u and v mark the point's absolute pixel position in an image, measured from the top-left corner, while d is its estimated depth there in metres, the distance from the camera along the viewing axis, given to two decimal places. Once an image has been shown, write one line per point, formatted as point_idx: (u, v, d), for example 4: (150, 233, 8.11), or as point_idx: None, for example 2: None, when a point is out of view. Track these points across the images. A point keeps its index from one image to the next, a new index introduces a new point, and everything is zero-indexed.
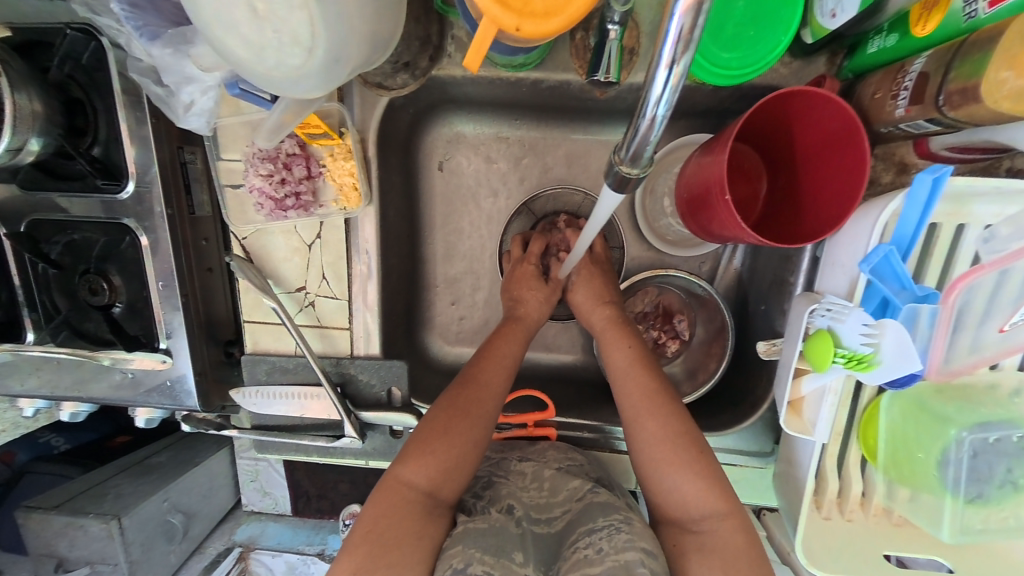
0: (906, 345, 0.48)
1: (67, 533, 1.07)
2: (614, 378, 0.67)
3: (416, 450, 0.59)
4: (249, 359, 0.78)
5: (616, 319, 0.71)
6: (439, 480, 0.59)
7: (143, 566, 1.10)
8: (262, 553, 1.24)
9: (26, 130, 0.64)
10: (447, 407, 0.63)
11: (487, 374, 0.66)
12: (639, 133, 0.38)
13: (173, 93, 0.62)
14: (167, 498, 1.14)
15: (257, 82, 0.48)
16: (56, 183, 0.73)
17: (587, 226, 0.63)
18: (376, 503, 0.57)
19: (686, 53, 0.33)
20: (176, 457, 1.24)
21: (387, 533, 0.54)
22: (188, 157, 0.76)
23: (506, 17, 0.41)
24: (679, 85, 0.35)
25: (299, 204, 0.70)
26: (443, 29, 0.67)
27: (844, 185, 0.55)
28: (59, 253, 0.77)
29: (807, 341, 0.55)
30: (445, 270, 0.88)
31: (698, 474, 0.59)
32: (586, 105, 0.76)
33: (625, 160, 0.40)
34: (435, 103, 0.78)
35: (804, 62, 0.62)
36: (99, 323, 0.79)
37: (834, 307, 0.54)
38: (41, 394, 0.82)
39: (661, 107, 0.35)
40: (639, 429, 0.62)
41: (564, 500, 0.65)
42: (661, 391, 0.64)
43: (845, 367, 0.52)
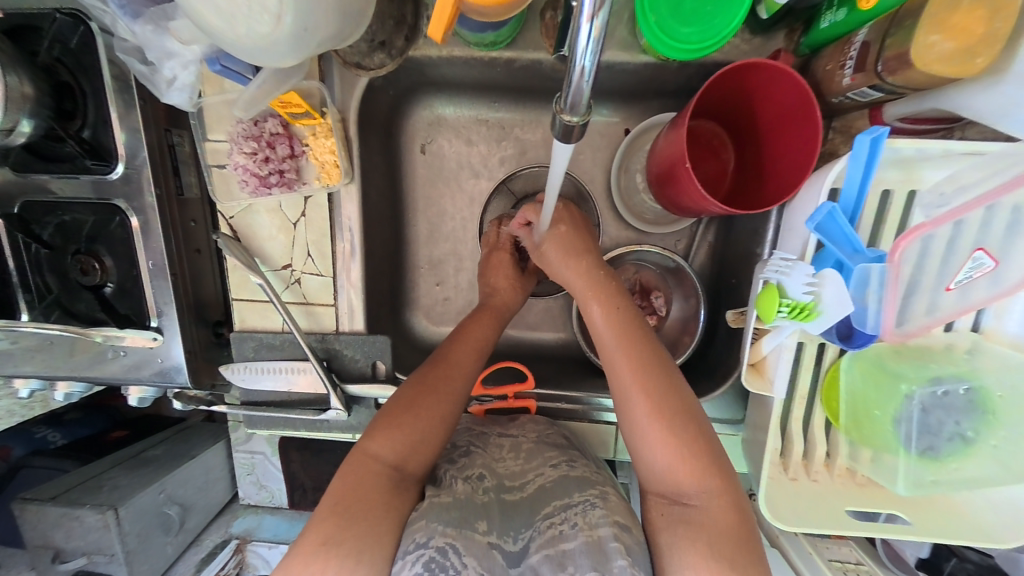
0: (844, 296, 0.51)
1: (62, 524, 1.09)
2: (603, 350, 0.62)
3: (384, 423, 0.57)
4: (237, 336, 0.80)
5: (593, 270, 0.67)
6: (407, 453, 0.56)
7: (139, 556, 1.12)
8: (257, 544, 1.26)
9: (16, 111, 0.67)
10: (415, 383, 0.61)
11: (459, 351, 0.65)
12: (574, 84, 0.40)
13: (156, 71, 0.65)
14: (163, 489, 1.16)
15: (230, 50, 0.51)
16: (46, 164, 0.76)
17: (548, 189, 0.61)
18: (344, 476, 0.54)
19: (603, 5, 0.35)
20: (171, 449, 1.26)
21: (356, 503, 0.51)
22: (175, 140, 0.78)
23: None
24: (601, 36, 0.37)
25: (283, 181, 0.72)
26: (418, 9, 0.70)
27: (801, 155, 0.59)
28: (50, 234, 0.80)
29: (756, 296, 0.58)
30: (429, 251, 0.91)
31: (689, 448, 0.55)
32: (560, 85, 0.79)
33: (564, 110, 0.42)
34: (415, 86, 0.81)
35: (762, 38, 0.65)
36: (89, 303, 0.81)
37: (782, 262, 0.57)
38: (35, 376, 0.84)
39: (587, 57, 0.38)
40: (627, 401, 0.58)
41: (537, 466, 0.64)
42: (655, 365, 0.59)
43: (788, 318, 0.55)
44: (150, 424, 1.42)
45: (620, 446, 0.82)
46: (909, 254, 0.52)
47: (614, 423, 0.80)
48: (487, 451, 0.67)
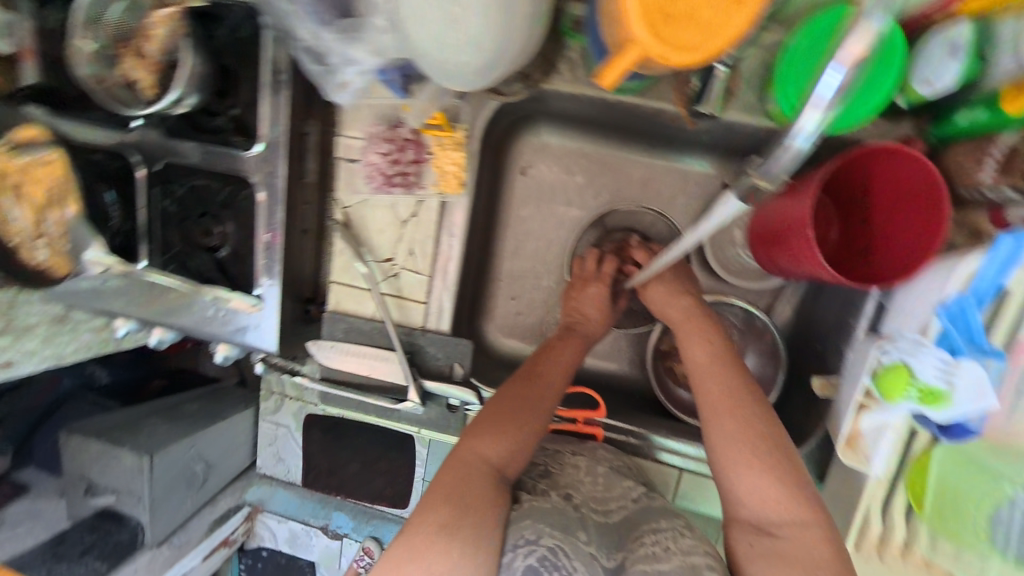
0: (983, 385, 0.51)
1: (101, 460, 1.13)
2: (694, 376, 0.64)
3: (487, 425, 0.59)
4: (330, 317, 0.85)
5: (694, 312, 0.69)
6: (509, 458, 0.57)
7: (162, 507, 1.16)
8: (269, 515, 1.39)
9: (190, 86, 0.74)
10: (511, 392, 0.63)
11: (550, 366, 0.68)
12: (778, 155, 0.40)
13: (330, 74, 0.71)
14: (193, 445, 1.20)
15: (427, 70, 0.56)
16: (196, 134, 0.82)
17: (669, 249, 0.64)
18: (450, 470, 0.54)
19: (838, 99, 0.35)
20: (205, 407, 1.32)
21: (471, 498, 0.51)
22: (307, 129, 0.86)
23: (656, 47, 0.43)
24: (826, 125, 0.36)
25: (405, 182, 0.78)
26: (558, 48, 0.73)
27: (917, 239, 0.60)
28: (183, 194, 0.86)
29: (880, 373, 0.59)
30: (511, 266, 0.96)
31: (782, 475, 0.54)
32: (673, 133, 0.83)
33: (760, 175, 0.42)
34: (533, 114, 0.87)
35: (889, 121, 0.68)
36: (204, 261, 0.88)
37: (906, 345, 0.58)
38: (137, 316, 0.92)
39: (803, 141, 0.37)
40: (716, 426, 0.58)
41: (619, 496, 0.63)
42: (745, 390, 0.60)
43: (916, 401, 0.55)
44: (187, 381, 1.52)
45: (680, 490, 0.81)
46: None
47: (679, 467, 0.80)
48: (564, 472, 0.66)
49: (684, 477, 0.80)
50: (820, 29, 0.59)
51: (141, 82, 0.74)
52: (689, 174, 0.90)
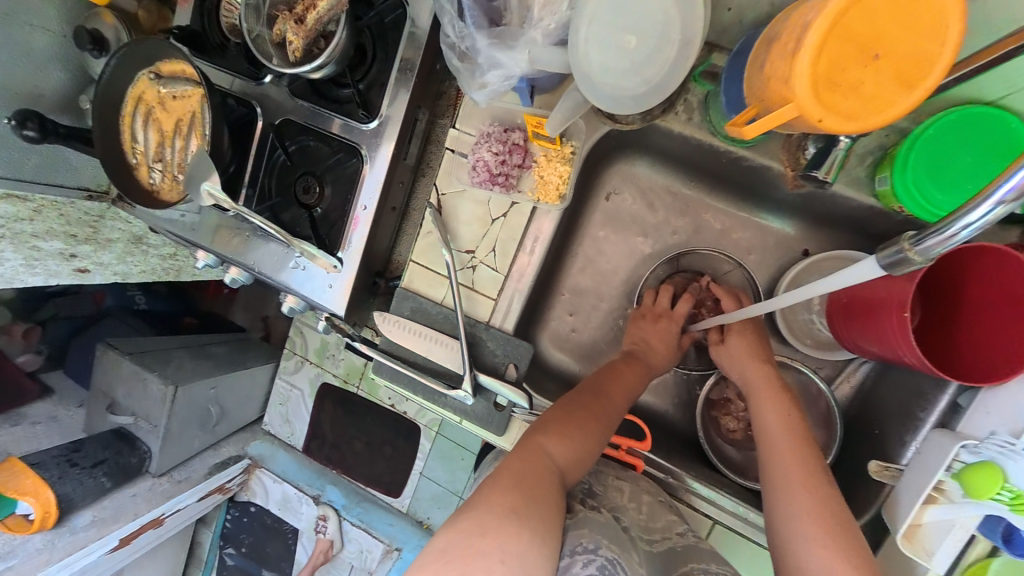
0: None
1: (129, 381, 1.15)
2: (766, 440, 0.66)
3: (559, 428, 0.63)
4: (401, 293, 0.88)
5: (773, 377, 0.73)
6: (573, 464, 0.61)
7: (174, 439, 1.19)
8: (266, 474, 1.39)
9: (332, 58, 0.77)
10: (580, 404, 0.67)
11: (618, 389, 0.72)
12: (938, 237, 0.45)
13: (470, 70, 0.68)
14: (214, 386, 1.22)
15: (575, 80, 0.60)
16: (319, 99, 0.88)
17: (786, 292, 0.67)
18: (522, 458, 0.58)
19: (1015, 201, 0.39)
20: (231, 354, 1.37)
21: (539, 490, 0.54)
22: (419, 116, 0.91)
23: (814, 109, 0.45)
24: (995, 220, 0.41)
25: (505, 183, 0.81)
26: (680, 90, 0.75)
27: (1012, 344, 0.60)
28: (292, 151, 0.91)
29: (967, 469, 0.55)
30: (576, 283, 0.98)
31: (851, 555, 0.52)
32: (767, 191, 0.84)
33: (914, 249, 0.47)
34: (632, 145, 0.89)
35: (1000, 227, 0.68)
36: (297, 216, 0.91)
37: (1009, 445, 0.54)
38: (219, 253, 0.96)
39: (967, 231, 0.42)
40: (787, 496, 0.59)
41: (664, 529, 0.64)
42: (819, 465, 0.62)
43: (1008, 506, 0.52)
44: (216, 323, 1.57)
45: (711, 540, 0.79)
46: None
47: (713, 518, 0.78)
48: (609, 493, 0.67)
49: (716, 527, 0.79)
50: (946, 124, 0.63)
51: (291, 44, 0.78)
52: (770, 233, 0.91)
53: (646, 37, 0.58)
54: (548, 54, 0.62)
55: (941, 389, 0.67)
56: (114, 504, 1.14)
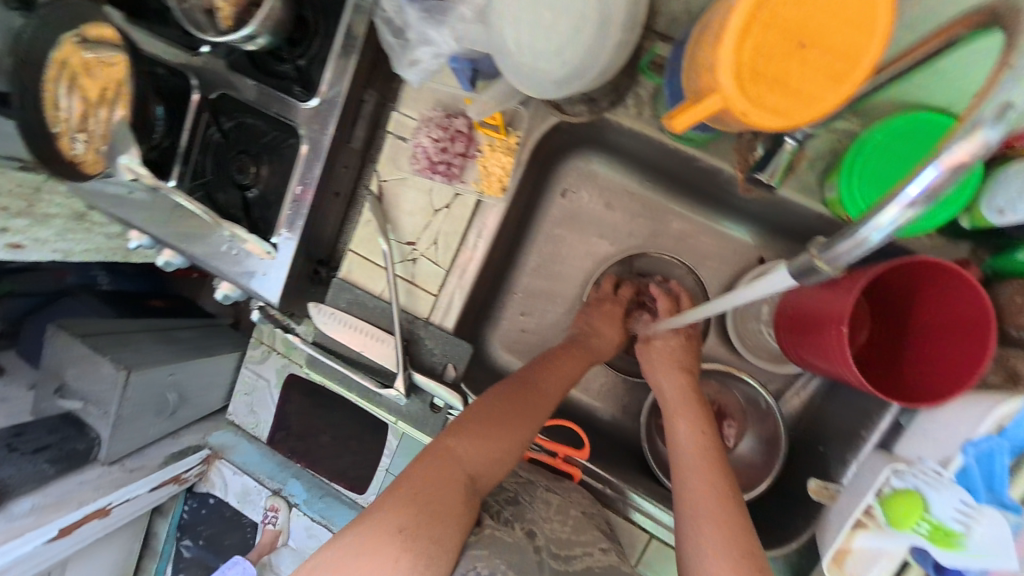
0: (1005, 542, 0.47)
1: (81, 364, 1.09)
2: (679, 466, 0.67)
3: (474, 429, 0.58)
4: (337, 284, 0.83)
5: (688, 392, 0.74)
6: (485, 468, 0.57)
7: (127, 425, 1.12)
8: (225, 465, 1.26)
9: (264, 27, 0.73)
10: (508, 396, 0.63)
11: (551, 381, 0.68)
12: (845, 241, 0.40)
13: (404, 47, 0.65)
14: (173, 371, 1.16)
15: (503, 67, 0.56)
16: (256, 74, 0.82)
17: (709, 303, 0.63)
18: (424, 468, 0.54)
19: (924, 204, 0.35)
20: (198, 339, 1.34)
21: (434, 504, 0.51)
22: (365, 97, 0.86)
23: (739, 101, 0.41)
24: (905, 224, 0.36)
25: (447, 172, 0.77)
26: (629, 84, 0.72)
27: (952, 371, 0.57)
28: (228, 128, 0.86)
29: (889, 498, 0.54)
30: (529, 283, 0.94)
31: None
32: (723, 195, 0.81)
33: (818, 255, 0.42)
34: (588, 140, 0.85)
35: (948, 240, 0.66)
36: (230, 196, 0.86)
37: (928, 472, 0.53)
38: (151, 233, 0.91)
39: (877, 235, 0.37)
40: (699, 533, 0.59)
41: (585, 542, 0.62)
42: (733, 497, 0.62)
43: (925, 538, 0.50)
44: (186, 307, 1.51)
45: (645, 557, 0.76)
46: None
47: (650, 532, 0.76)
48: (534, 507, 0.65)
49: (653, 543, 0.76)
50: (896, 131, 0.60)
51: (220, 10, 0.75)
52: (727, 239, 0.87)
53: (578, 19, 0.54)
54: (474, 31, 0.59)
55: (884, 408, 0.64)
56: (57, 491, 1.05)
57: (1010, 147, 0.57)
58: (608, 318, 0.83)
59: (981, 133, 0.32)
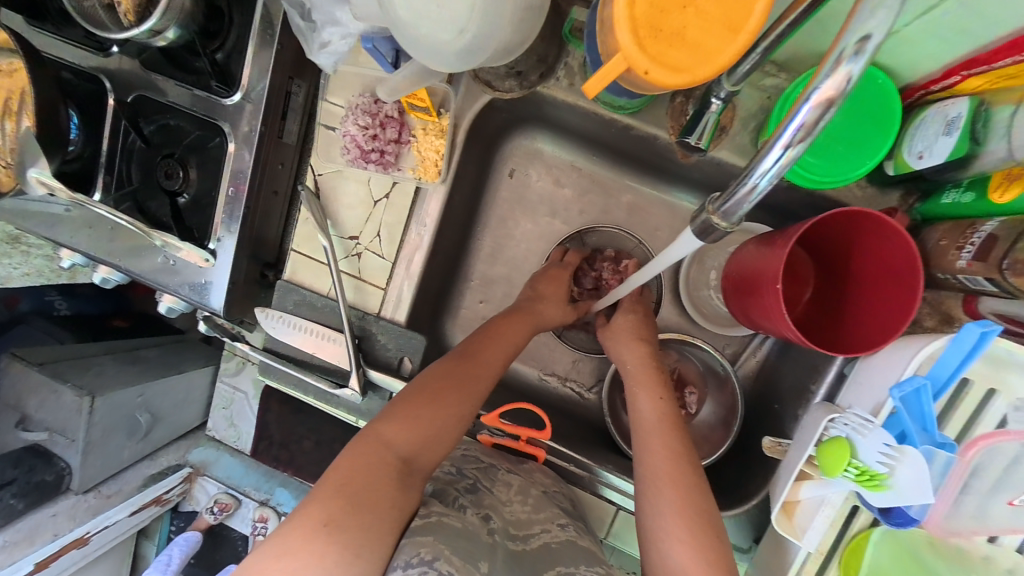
0: (923, 480, 0.49)
1: (40, 392, 1.05)
2: (641, 431, 0.68)
3: (401, 413, 0.62)
4: (283, 285, 0.81)
5: (649, 362, 0.74)
6: (418, 447, 0.61)
7: (96, 450, 1.05)
8: (208, 481, 1.19)
9: (171, 19, 0.69)
10: (440, 377, 0.66)
11: (484, 356, 0.71)
12: (736, 195, 0.42)
13: (313, 30, 0.68)
14: (141, 393, 1.07)
15: (405, 43, 0.55)
16: (173, 70, 0.79)
17: (650, 263, 0.65)
18: (354, 458, 0.58)
19: (804, 141, 0.36)
20: (166, 356, 1.21)
21: (363, 493, 0.54)
22: (293, 88, 0.83)
23: (641, 60, 0.43)
24: (788, 165, 0.38)
25: (381, 161, 0.75)
26: (559, 54, 0.73)
27: (889, 319, 0.58)
28: (151, 131, 0.83)
29: (823, 445, 0.56)
30: (485, 269, 0.92)
31: (709, 556, 0.56)
32: (665, 164, 0.81)
33: (716, 212, 0.44)
34: (528, 117, 0.83)
35: (878, 190, 0.68)
36: (161, 205, 0.83)
37: (856, 421, 0.56)
38: (82, 250, 0.86)
39: (764, 179, 0.39)
40: (656, 496, 0.61)
41: (544, 519, 0.66)
42: (687, 459, 0.63)
43: (854, 481, 0.52)
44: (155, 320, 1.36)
45: (613, 529, 0.80)
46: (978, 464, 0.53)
47: (618, 504, 0.78)
48: (494, 491, 0.68)
49: (620, 514, 0.79)
50: None
51: (120, 4, 0.69)
52: (677, 207, 0.87)
53: None
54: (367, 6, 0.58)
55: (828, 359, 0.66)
56: (29, 525, 1.00)
57: (927, 90, 0.59)
58: (551, 289, 0.81)
59: (844, 67, 0.34)
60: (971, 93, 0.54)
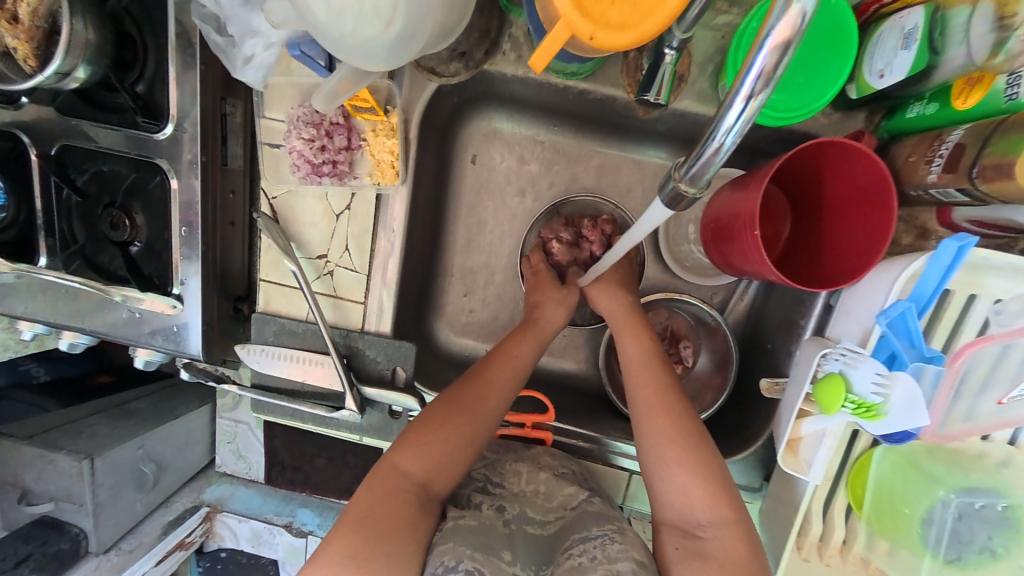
0: (915, 401, 0.51)
1: (35, 465, 0.99)
2: (627, 374, 0.70)
3: (411, 441, 0.63)
4: (259, 317, 0.78)
5: (633, 310, 0.75)
6: (431, 472, 0.62)
7: (106, 511, 1.02)
8: (228, 516, 1.16)
9: (77, 56, 0.64)
10: (451, 399, 0.66)
11: (495, 376, 0.68)
12: (703, 157, 0.40)
13: (233, 45, 0.65)
14: (142, 445, 1.05)
15: (328, 46, 0.52)
16: (94, 112, 0.73)
17: (627, 234, 0.63)
18: (371, 489, 0.60)
19: (765, 89, 0.36)
20: (158, 405, 1.15)
21: (384, 521, 0.57)
22: (228, 109, 0.77)
23: (581, 24, 0.42)
24: (752, 117, 0.37)
25: (335, 171, 0.71)
26: (502, 26, 0.69)
27: (867, 241, 0.58)
28: (85, 181, 0.78)
29: (818, 383, 0.57)
30: (463, 261, 0.89)
31: (705, 475, 0.61)
32: (626, 122, 0.79)
33: (683, 179, 0.42)
34: (479, 97, 0.80)
35: (843, 115, 0.67)
36: (113, 257, 0.80)
37: (848, 353, 0.56)
38: (40, 318, 0.82)
39: (730, 136, 0.37)
40: (648, 427, 0.65)
41: (558, 506, 0.69)
42: (672, 392, 0.67)
43: (852, 413, 0.54)
44: (139, 371, 1.28)
45: (630, 492, 0.83)
46: (967, 371, 0.55)
47: (631, 470, 0.81)
48: (506, 484, 0.72)
49: (634, 478, 0.82)
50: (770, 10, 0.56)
51: (16, 50, 0.63)
52: (647, 165, 0.84)
53: None
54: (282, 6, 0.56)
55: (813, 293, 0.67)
56: None
57: (880, 3, 0.56)
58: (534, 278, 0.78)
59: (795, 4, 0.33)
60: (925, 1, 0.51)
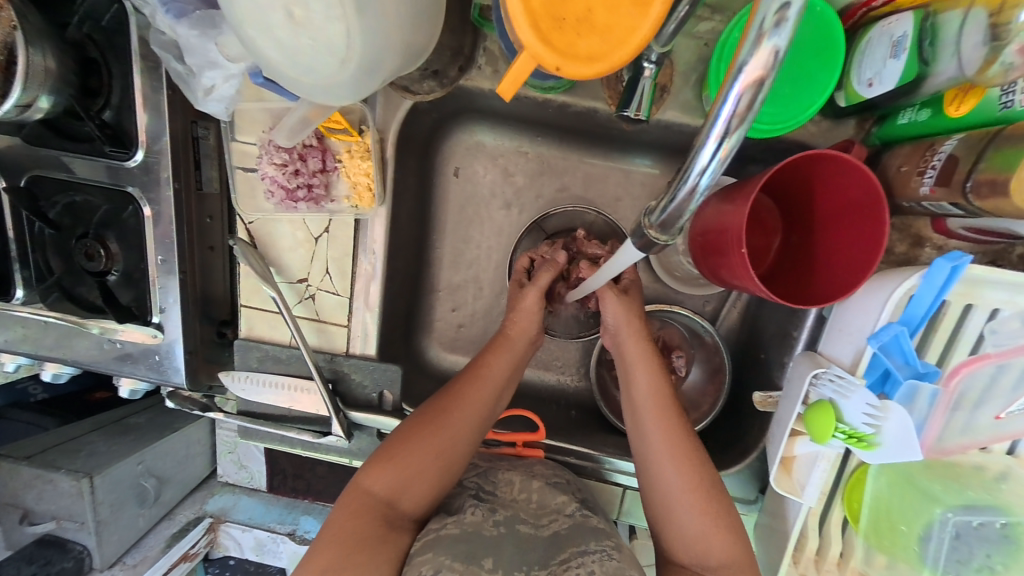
0: (906, 434, 0.51)
1: (34, 485, 0.98)
2: (625, 375, 0.68)
3: (380, 459, 0.62)
4: (242, 344, 0.77)
5: (632, 310, 0.70)
6: (399, 489, 0.61)
7: (109, 527, 1.00)
8: (231, 527, 1.13)
9: (37, 87, 0.62)
10: (423, 413, 0.65)
11: (467, 390, 0.67)
12: (677, 199, 0.40)
13: (193, 75, 0.63)
14: (141, 460, 1.03)
15: (287, 84, 0.51)
16: (62, 142, 0.71)
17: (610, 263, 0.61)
18: (342, 508, 0.60)
19: (739, 128, 0.35)
20: (156, 419, 1.13)
21: (349, 540, 0.57)
22: (201, 132, 0.74)
23: (549, 55, 0.41)
24: (727, 158, 0.37)
25: (310, 196, 0.70)
26: (475, 41, 0.68)
27: (858, 258, 0.57)
28: (58, 213, 0.76)
29: (808, 409, 0.56)
30: (450, 276, 0.87)
31: (696, 477, 0.61)
32: (612, 133, 0.77)
33: (653, 227, 0.44)
34: (459, 111, 0.78)
35: (833, 122, 0.65)
36: (91, 288, 0.78)
37: (839, 379, 0.55)
38: (21, 350, 0.80)
39: (706, 177, 0.37)
40: (642, 433, 0.65)
41: (554, 509, 0.68)
42: (668, 397, 0.66)
43: (845, 443, 0.54)
44: None
45: (624, 508, 0.81)
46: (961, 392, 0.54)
47: (625, 485, 0.79)
48: (498, 492, 0.70)
49: (629, 493, 0.80)
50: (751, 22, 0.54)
51: None
52: (635, 174, 0.82)
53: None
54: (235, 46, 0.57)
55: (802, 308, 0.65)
56: None
57: (869, 7, 0.54)
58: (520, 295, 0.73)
59: (767, 42, 0.32)
60: (915, 8, 0.49)
